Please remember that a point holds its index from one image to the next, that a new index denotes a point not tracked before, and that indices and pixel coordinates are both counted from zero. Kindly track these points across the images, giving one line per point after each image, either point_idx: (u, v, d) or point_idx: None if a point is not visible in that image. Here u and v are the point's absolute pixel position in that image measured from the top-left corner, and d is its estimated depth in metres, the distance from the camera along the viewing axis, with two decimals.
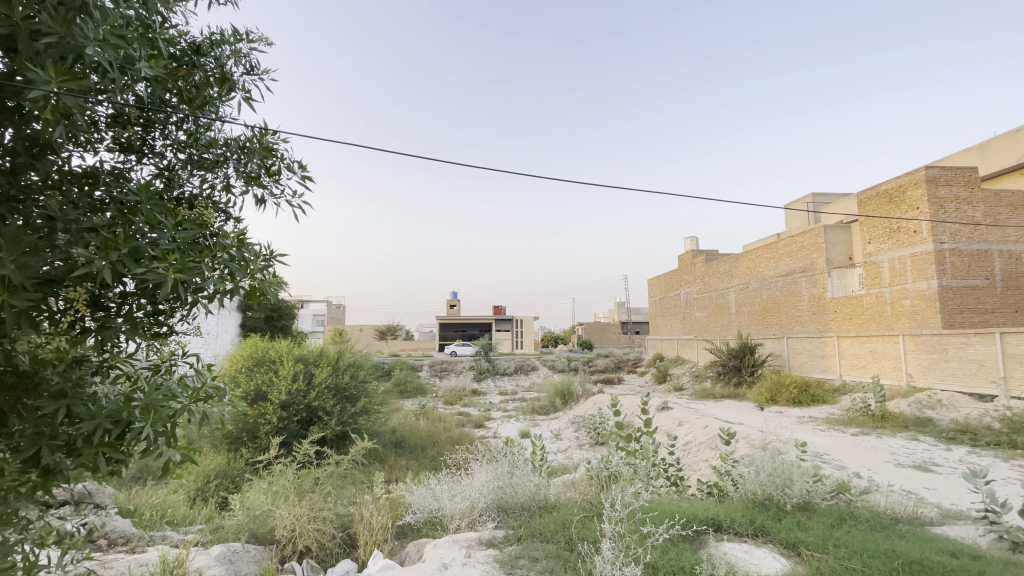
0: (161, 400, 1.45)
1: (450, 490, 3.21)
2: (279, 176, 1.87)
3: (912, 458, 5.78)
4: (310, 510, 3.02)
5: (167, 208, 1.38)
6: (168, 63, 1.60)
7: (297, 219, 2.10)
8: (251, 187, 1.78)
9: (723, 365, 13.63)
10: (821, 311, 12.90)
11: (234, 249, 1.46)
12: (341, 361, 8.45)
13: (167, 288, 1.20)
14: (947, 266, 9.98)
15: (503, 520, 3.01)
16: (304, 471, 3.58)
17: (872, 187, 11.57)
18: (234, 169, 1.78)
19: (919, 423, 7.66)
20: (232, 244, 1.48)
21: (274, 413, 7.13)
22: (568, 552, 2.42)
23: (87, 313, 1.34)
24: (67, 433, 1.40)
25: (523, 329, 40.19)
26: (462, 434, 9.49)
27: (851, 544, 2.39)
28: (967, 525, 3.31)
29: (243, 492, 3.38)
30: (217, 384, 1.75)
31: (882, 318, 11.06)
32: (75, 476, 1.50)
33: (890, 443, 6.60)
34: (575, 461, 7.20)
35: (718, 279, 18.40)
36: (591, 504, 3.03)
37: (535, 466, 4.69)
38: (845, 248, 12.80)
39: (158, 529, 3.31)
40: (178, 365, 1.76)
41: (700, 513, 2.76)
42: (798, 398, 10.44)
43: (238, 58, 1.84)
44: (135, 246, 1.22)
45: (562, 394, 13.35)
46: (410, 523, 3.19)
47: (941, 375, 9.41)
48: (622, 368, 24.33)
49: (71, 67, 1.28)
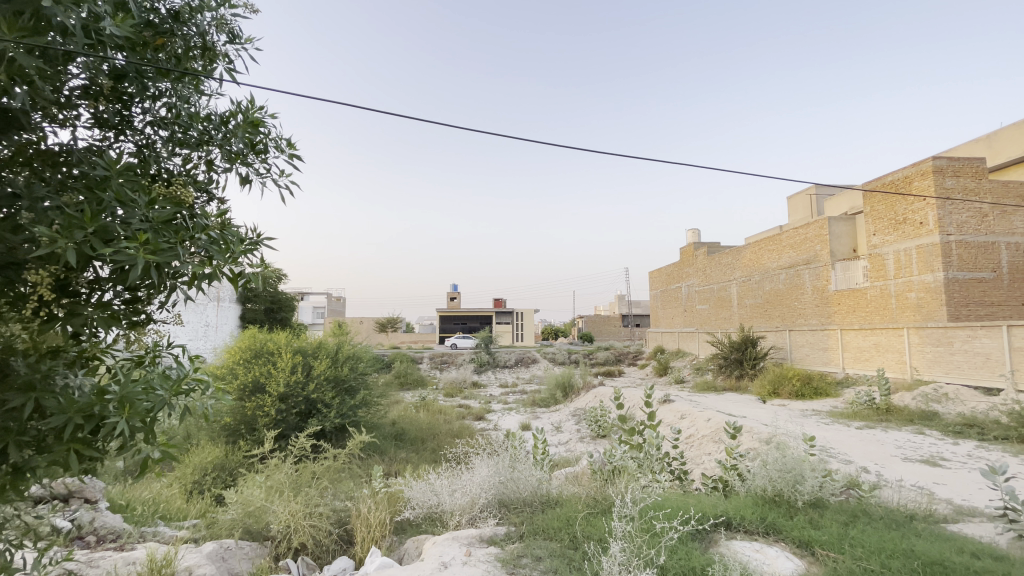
0: (138, 394, 1.34)
1: (452, 485, 3.12)
2: (266, 154, 1.74)
3: (920, 453, 5.70)
4: (305, 505, 2.92)
5: (141, 185, 1.25)
6: (142, 28, 1.47)
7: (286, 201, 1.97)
8: (236, 165, 1.65)
9: (725, 357, 13.55)
10: (824, 303, 12.79)
11: (215, 230, 1.33)
12: (340, 352, 8.35)
13: (137, 271, 1.07)
14: (953, 258, 9.86)
15: (505, 516, 2.92)
16: (301, 465, 3.50)
17: (878, 178, 11.41)
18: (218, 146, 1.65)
19: (924, 416, 7.58)
20: (214, 225, 1.35)
21: (272, 406, 7.05)
22: (573, 551, 2.33)
23: (55, 299, 1.23)
24: (36, 427, 1.30)
25: (524, 322, 40.15)
26: (462, 426, 9.44)
27: (869, 544, 2.30)
28: (983, 523, 3.22)
29: (237, 486, 3.30)
30: (201, 376, 1.65)
31: (887, 311, 10.95)
32: (49, 473, 1.40)
33: (896, 437, 6.50)
34: (576, 454, 7.12)
35: (720, 271, 18.27)
36: (596, 499, 2.94)
37: (537, 460, 4.59)
38: (849, 240, 12.67)
39: (151, 524, 3.25)
40: (162, 356, 1.66)
41: (709, 510, 2.67)
42: (801, 391, 10.37)
43: (220, 26, 1.71)
44: (103, 226, 1.10)
45: (563, 387, 13.30)
46: (409, 519, 3.11)
47: (947, 368, 9.33)
48: (623, 361, 24.27)
49: (31, 26, 1.16)
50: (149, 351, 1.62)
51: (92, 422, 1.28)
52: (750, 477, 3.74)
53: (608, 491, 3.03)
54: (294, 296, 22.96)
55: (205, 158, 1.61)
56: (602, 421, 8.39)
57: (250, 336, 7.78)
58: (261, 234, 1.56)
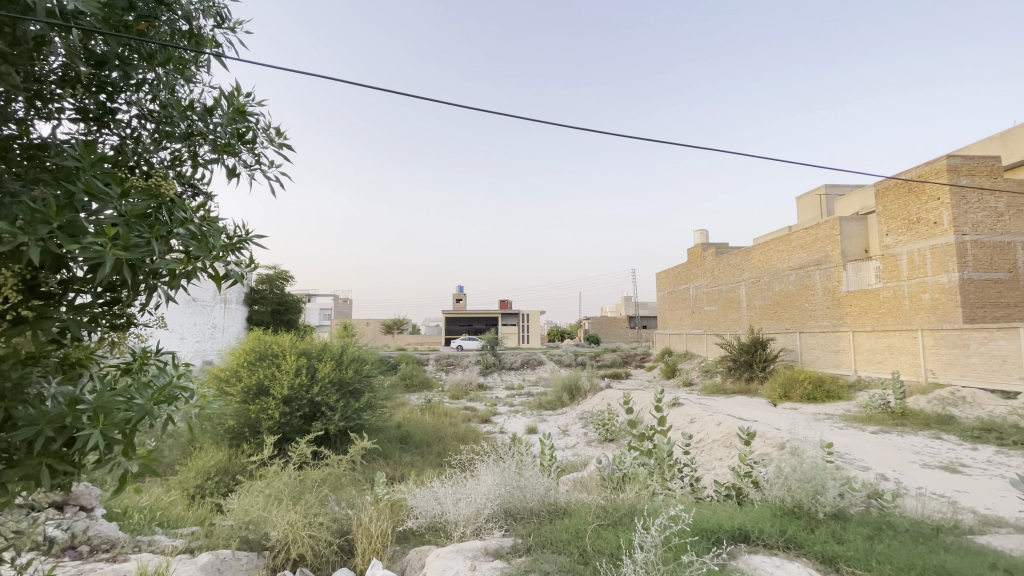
0: (114, 403, 1.24)
1: (458, 493, 3.01)
2: (256, 145, 1.64)
3: (939, 459, 5.52)
4: (304, 515, 2.82)
5: (116, 176, 1.15)
6: (122, 10, 1.38)
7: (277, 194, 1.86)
8: (223, 157, 1.56)
9: (734, 360, 13.37)
10: (835, 304, 12.58)
11: (197, 225, 1.22)
12: (344, 355, 8.26)
13: (104, 269, 0.97)
14: (968, 258, 9.65)
15: (511, 527, 2.81)
16: (301, 472, 3.40)
17: (891, 177, 11.20)
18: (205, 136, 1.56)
19: (941, 421, 7.38)
20: (195, 219, 1.25)
21: (276, 409, 6.98)
22: (583, 566, 2.21)
23: (24, 301, 1.13)
24: (6, 440, 1.21)
25: (530, 323, 40.00)
26: (468, 430, 9.33)
27: (897, 561, 2.18)
28: (1011, 535, 3.07)
29: (237, 493, 3.22)
30: (187, 384, 1.55)
31: (900, 312, 10.74)
32: (22, 489, 1.30)
33: (914, 442, 6.32)
34: (584, 459, 6.99)
35: (728, 272, 18.07)
36: (606, 508, 2.83)
37: (544, 466, 4.46)
38: (861, 240, 12.46)
39: (147, 532, 3.18)
40: (150, 362, 1.57)
41: (726, 521, 2.55)
42: (813, 395, 10.18)
43: (206, 9, 1.62)
44: (70, 220, 1.01)
45: (570, 389, 13.16)
46: (411, 529, 2.99)
47: (963, 371, 9.12)
48: (630, 363, 24.07)
49: None
50: (136, 357, 1.53)
51: (64, 434, 1.19)
52: (766, 486, 3.60)
53: (619, 501, 2.91)
54: (301, 298, 23.00)
55: (189, 149, 1.51)
56: (611, 424, 8.25)
57: (254, 339, 7.72)
58: (249, 231, 1.46)
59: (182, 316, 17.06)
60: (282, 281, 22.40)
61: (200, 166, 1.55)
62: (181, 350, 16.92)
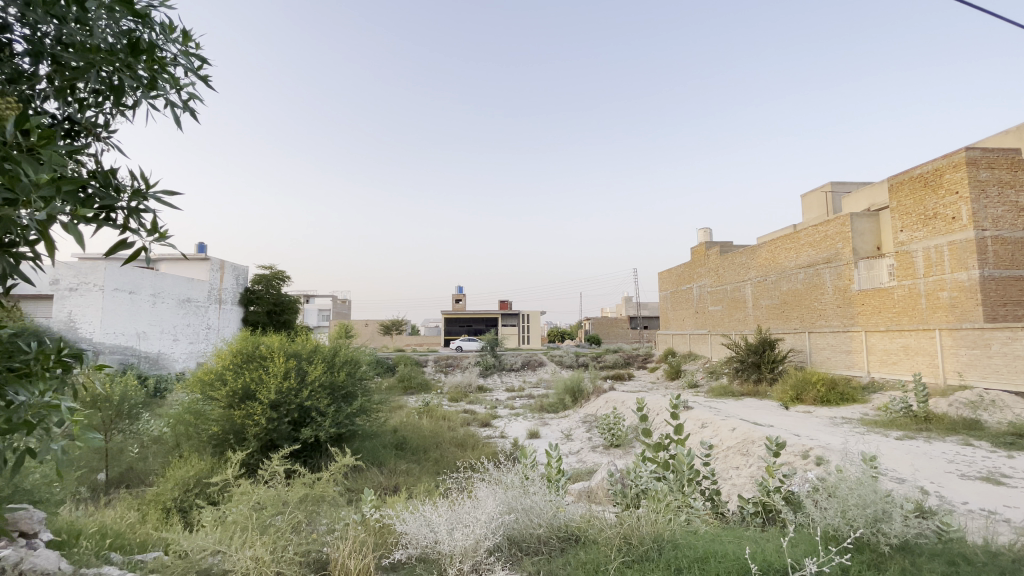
0: None
1: (458, 518, 2.57)
2: (152, 58, 1.33)
3: (976, 468, 5.08)
4: (271, 548, 2.42)
5: None
6: None
7: (188, 121, 1.56)
8: (104, 69, 1.25)
9: (742, 361, 12.95)
10: (846, 303, 12.16)
11: (23, 156, 0.87)
12: (337, 356, 7.85)
13: None
14: (989, 255, 9.23)
15: (516, 564, 2.43)
16: (273, 488, 3.03)
17: (905, 170, 10.82)
18: (81, 43, 1.23)
19: (968, 426, 6.98)
20: (34, 148, 0.92)
21: (262, 414, 6.54)
22: None
23: None
24: None
25: (530, 324, 39.58)
26: (467, 434, 8.89)
27: None
28: None
29: (206, 513, 2.86)
30: (54, 404, 1.19)
31: (915, 312, 10.30)
32: None
33: (943, 449, 5.91)
34: (591, 466, 6.58)
35: (733, 272, 17.66)
36: (625, 535, 2.42)
37: (550, 479, 4.01)
38: (872, 237, 12.08)
39: (103, 559, 2.80)
40: (58, 368, 1.23)
41: (775, 559, 2.17)
42: (826, 397, 9.75)
43: None
44: None
45: (572, 391, 12.74)
46: (401, 561, 2.55)
47: (984, 373, 8.72)
48: (632, 364, 23.64)
49: None
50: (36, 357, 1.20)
51: None
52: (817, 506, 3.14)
53: (638, 521, 2.52)
54: (297, 299, 22.63)
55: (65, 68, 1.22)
56: (616, 429, 7.85)
57: (241, 339, 7.30)
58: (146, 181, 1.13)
59: (175, 317, 16.66)
60: (280, 281, 22.09)
61: (74, 86, 1.24)
62: (175, 352, 16.54)
